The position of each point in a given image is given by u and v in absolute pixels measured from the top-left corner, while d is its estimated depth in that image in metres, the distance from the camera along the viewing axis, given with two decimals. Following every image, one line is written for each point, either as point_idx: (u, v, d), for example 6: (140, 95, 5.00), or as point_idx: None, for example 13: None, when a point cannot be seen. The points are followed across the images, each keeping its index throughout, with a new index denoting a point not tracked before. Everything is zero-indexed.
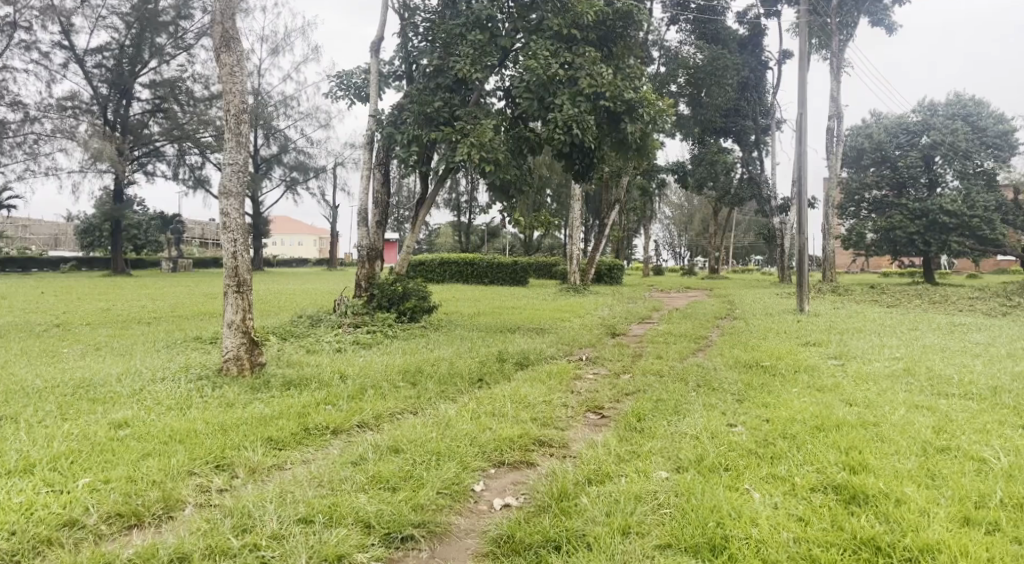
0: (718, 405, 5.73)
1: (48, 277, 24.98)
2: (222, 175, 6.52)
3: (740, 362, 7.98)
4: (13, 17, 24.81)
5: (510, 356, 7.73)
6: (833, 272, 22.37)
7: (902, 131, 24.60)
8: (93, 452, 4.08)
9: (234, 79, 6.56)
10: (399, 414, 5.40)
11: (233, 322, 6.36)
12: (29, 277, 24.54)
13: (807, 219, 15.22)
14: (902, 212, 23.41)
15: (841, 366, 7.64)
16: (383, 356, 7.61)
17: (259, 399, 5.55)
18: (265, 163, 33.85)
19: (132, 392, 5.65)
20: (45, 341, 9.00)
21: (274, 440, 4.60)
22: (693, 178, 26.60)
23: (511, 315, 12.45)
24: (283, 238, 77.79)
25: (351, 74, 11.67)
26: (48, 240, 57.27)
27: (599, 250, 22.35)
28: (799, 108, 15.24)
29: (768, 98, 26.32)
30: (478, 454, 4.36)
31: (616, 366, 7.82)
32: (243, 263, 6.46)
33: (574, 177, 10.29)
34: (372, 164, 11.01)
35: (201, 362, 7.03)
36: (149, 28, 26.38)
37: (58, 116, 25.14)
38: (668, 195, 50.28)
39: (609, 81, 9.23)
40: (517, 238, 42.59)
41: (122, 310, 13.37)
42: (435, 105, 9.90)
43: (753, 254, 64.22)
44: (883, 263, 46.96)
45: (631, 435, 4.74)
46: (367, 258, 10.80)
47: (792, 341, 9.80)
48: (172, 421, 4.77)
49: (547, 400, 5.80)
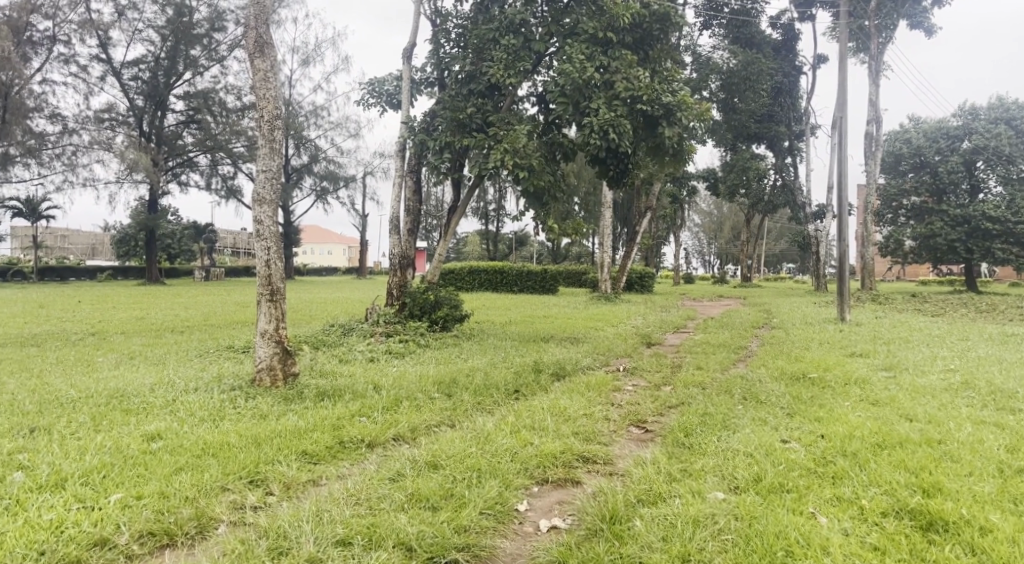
0: (768, 419, 5.46)
1: (85, 286, 25.46)
2: (256, 184, 6.44)
3: (786, 374, 7.67)
4: (52, 31, 25.42)
5: (547, 366, 7.53)
6: (872, 280, 21.78)
7: (942, 136, 23.76)
8: (124, 466, 3.96)
9: (267, 85, 6.46)
10: (435, 427, 5.22)
11: (266, 331, 6.26)
12: (66, 286, 25.00)
13: (847, 227, 14.84)
14: (943, 218, 22.79)
15: (892, 378, 7.31)
16: (417, 367, 7.45)
17: (292, 410, 5.43)
18: (296, 173, 34.13)
19: (164, 402, 5.56)
20: (81, 350, 9.01)
21: (308, 455, 4.45)
22: (725, 185, 26.19)
23: (543, 324, 12.25)
24: (314, 247, 78.63)
25: (382, 81, 11.60)
26: (85, 250, 58.63)
27: (631, 258, 22.07)
28: (839, 111, 14.85)
29: (801, 103, 25.82)
30: (519, 470, 4.16)
31: (656, 377, 7.57)
32: (277, 271, 6.36)
33: (609, 184, 10.05)
34: (404, 172, 10.92)
35: (234, 372, 6.93)
36: (184, 40, 26.80)
37: (96, 128, 25.85)
38: (697, 203, 49.78)
39: (646, 85, 9.05)
40: (545, 247, 42.51)
41: (155, 318, 13.47)
42: (468, 111, 9.80)
43: (785, 263, 63.14)
44: (921, 271, 45.93)
45: (680, 452, 4.51)
46: (398, 266, 10.66)
47: (837, 352, 9.46)
48: (205, 433, 4.66)
49: (588, 412, 5.59)
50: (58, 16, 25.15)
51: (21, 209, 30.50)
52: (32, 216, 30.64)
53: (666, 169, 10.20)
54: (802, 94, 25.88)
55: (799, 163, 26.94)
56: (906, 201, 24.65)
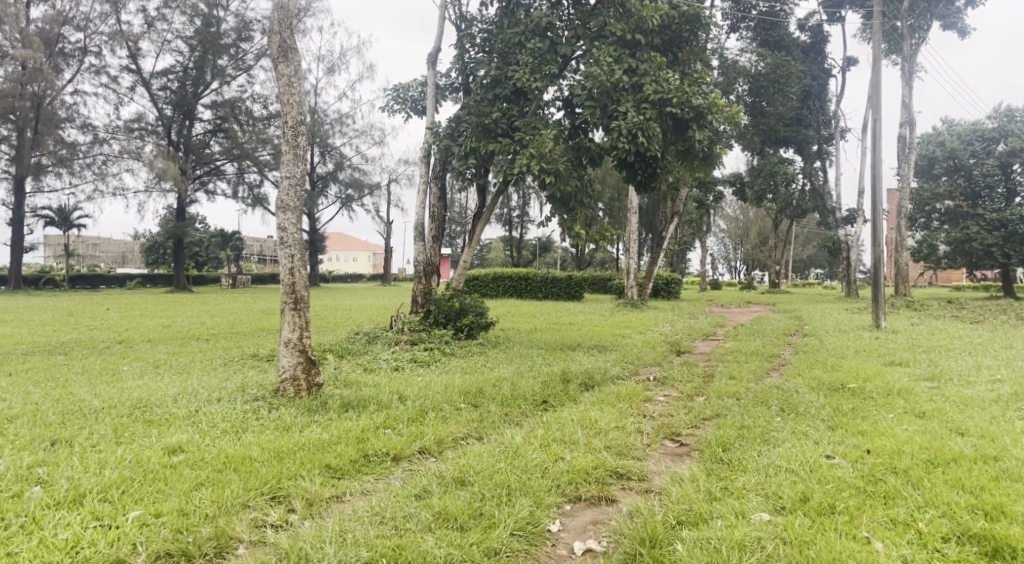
0: (809, 432, 5.20)
1: (115, 294, 25.88)
2: (279, 191, 6.34)
3: (823, 384, 7.39)
4: (83, 43, 25.82)
5: (575, 376, 7.32)
6: (906, 285, 21.24)
7: (977, 139, 23.14)
8: (144, 481, 3.85)
9: (291, 90, 6.37)
10: (463, 440, 5.05)
11: (290, 340, 6.15)
12: (97, 294, 25.40)
13: (882, 232, 14.44)
14: (979, 221, 22.14)
15: (937, 389, 7.00)
16: (442, 376, 7.29)
17: (316, 422, 5.29)
18: (321, 180, 34.33)
19: (187, 413, 5.46)
20: (107, 359, 9.01)
21: (332, 469, 4.32)
22: (752, 190, 25.77)
23: (570, 332, 12.03)
24: (339, 254, 79.17)
25: (407, 87, 11.51)
26: (116, 258, 59.66)
27: (657, 264, 21.76)
28: (873, 113, 14.48)
29: (831, 106, 25.36)
30: (551, 487, 3.98)
31: (688, 387, 7.33)
32: (300, 279, 6.26)
33: (637, 189, 9.83)
34: (429, 178, 10.81)
35: (258, 382, 6.83)
36: (212, 50, 27.13)
37: (126, 137, 26.43)
38: (723, 208, 49.28)
39: (676, 87, 8.84)
40: (569, 253, 42.32)
41: (181, 325, 13.52)
42: (493, 116, 9.67)
43: (814, 267, 62.19)
44: (955, 277, 44.90)
45: (719, 468, 4.28)
46: (423, 273, 10.53)
47: (874, 361, 9.11)
48: (227, 446, 4.54)
49: (619, 425, 5.40)
50: (89, 28, 25.57)
51: (53, 219, 31.02)
52: (64, 225, 31.14)
53: (696, 173, 9.97)
54: (831, 97, 25.43)
55: (828, 167, 26.46)
56: (940, 205, 24.01)
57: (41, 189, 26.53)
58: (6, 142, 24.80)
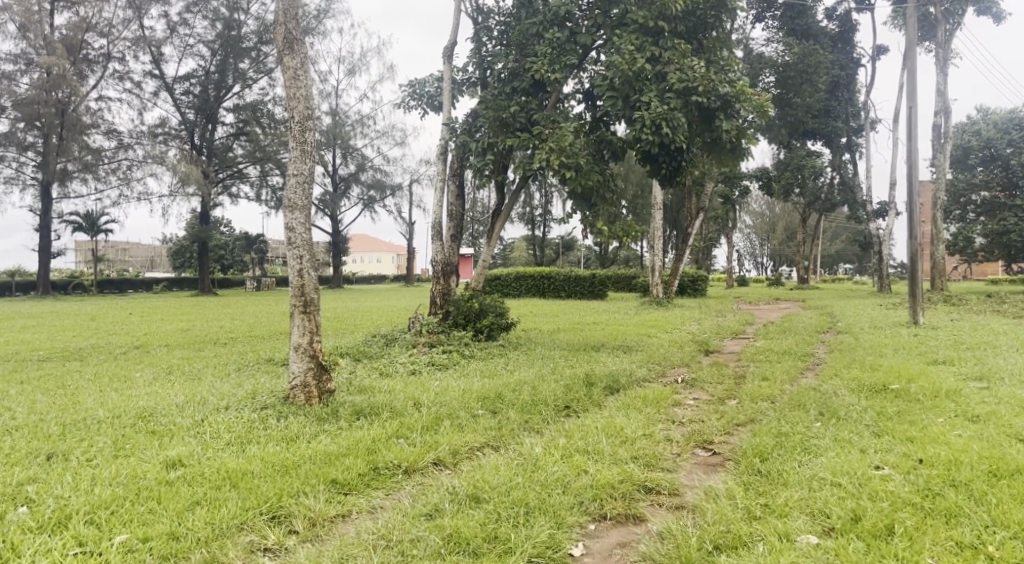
0: (853, 438, 4.78)
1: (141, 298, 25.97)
2: (287, 189, 6.11)
3: (864, 385, 6.95)
4: (107, 49, 25.98)
5: (598, 379, 6.97)
6: (944, 280, 20.48)
7: (1015, 127, 22.51)
8: (136, 500, 3.64)
9: (298, 83, 6.13)
10: (478, 450, 4.73)
11: (300, 345, 5.89)
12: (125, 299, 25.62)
13: (918, 225, 13.90)
14: (1017, 212, 21.24)
15: (986, 389, 6.53)
16: (461, 380, 6.97)
17: (324, 432, 5.02)
18: (343, 182, 34.24)
19: (192, 424, 5.22)
20: (123, 365, 8.87)
21: (338, 484, 4.04)
22: (779, 184, 25.19)
23: (595, 332, 11.67)
24: (363, 255, 79.46)
25: (423, 83, 11.24)
26: (144, 263, 60.37)
27: (683, 261, 21.23)
28: (908, 101, 13.91)
29: (861, 97, 24.60)
30: (573, 505, 3.65)
31: (719, 390, 6.95)
32: (310, 281, 5.99)
33: (661, 183, 9.41)
34: (446, 175, 10.52)
35: (269, 388, 6.60)
36: (233, 53, 27.20)
37: (150, 142, 26.50)
38: (748, 203, 48.53)
39: (703, 74, 8.46)
40: (592, 251, 41.87)
41: (200, 329, 13.41)
42: (511, 110, 9.35)
43: (842, 262, 60.98)
44: (989, 271, 43.69)
45: (757, 482, 3.90)
46: (441, 274, 10.22)
47: (915, 359, 8.61)
48: (230, 459, 4.31)
49: (647, 432, 5.05)
50: (112, 33, 25.77)
51: (81, 224, 31.32)
52: (91, 230, 31.41)
53: (723, 166, 9.56)
54: (860, 87, 24.67)
55: (858, 160, 25.76)
56: (975, 196, 23.13)
57: (67, 195, 26.74)
58: (32, 148, 25.03)
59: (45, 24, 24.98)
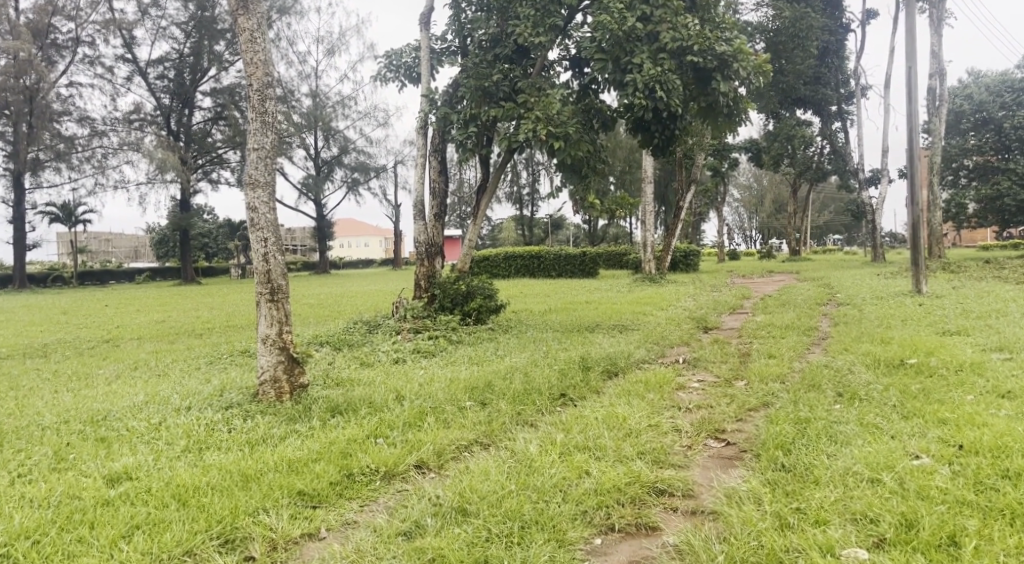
0: (881, 423, 4.31)
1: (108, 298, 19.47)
2: (247, 165, 5.54)
3: (879, 360, 6.49)
4: (75, 33, 24.99)
5: (595, 362, 6.48)
6: (941, 248, 20.06)
7: (1006, 90, 22.15)
8: (64, 527, 3.17)
9: (255, 47, 5.53)
10: (467, 450, 4.23)
11: (267, 337, 5.37)
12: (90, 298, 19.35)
13: (919, 192, 13.45)
14: (1010, 176, 20.71)
15: (1008, 361, 6.10)
16: (448, 369, 6.45)
17: (294, 434, 4.51)
18: (326, 165, 33.46)
19: (146, 428, 4.68)
20: (87, 360, 8.30)
21: (305, 497, 3.53)
22: (769, 155, 24.74)
23: (588, 312, 11.17)
24: (350, 240, 78.71)
25: (400, 53, 10.60)
26: (129, 253, 59.74)
27: (675, 236, 20.68)
28: (907, 62, 13.40)
29: (850, 63, 23.93)
30: (574, 515, 3.20)
31: (725, 370, 6.47)
32: (277, 266, 5.44)
33: (654, 153, 9.02)
34: (427, 151, 9.89)
35: (240, 383, 6.06)
36: (207, 34, 26.21)
37: (125, 128, 25.60)
38: (737, 177, 48.21)
39: (697, 32, 7.89)
40: (581, 229, 41.46)
41: (175, 321, 12.81)
42: (494, 78, 8.76)
43: (832, 234, 60.81)
44: (978, 239, 43.67)
45: (784, 479, 3.43)
46: (425, 255, 9.57)
47: (925, 331, 8.16)
48: (182, 469, 3.79)
49: (653, 423, 4.55)
50: (80, 17, 24.70)
51: (58, 214, 30.50)
52: (69, 220, 30.62)
53: (719, 134, 9.02)
54: (850, 53, 24.04)
55: (848, 127, 25.27)
56: (967, 161, 22.72)
57: (41, 184, 25.88)
58: (1, 137, 24.12)
59: (10, 8, 23.97)
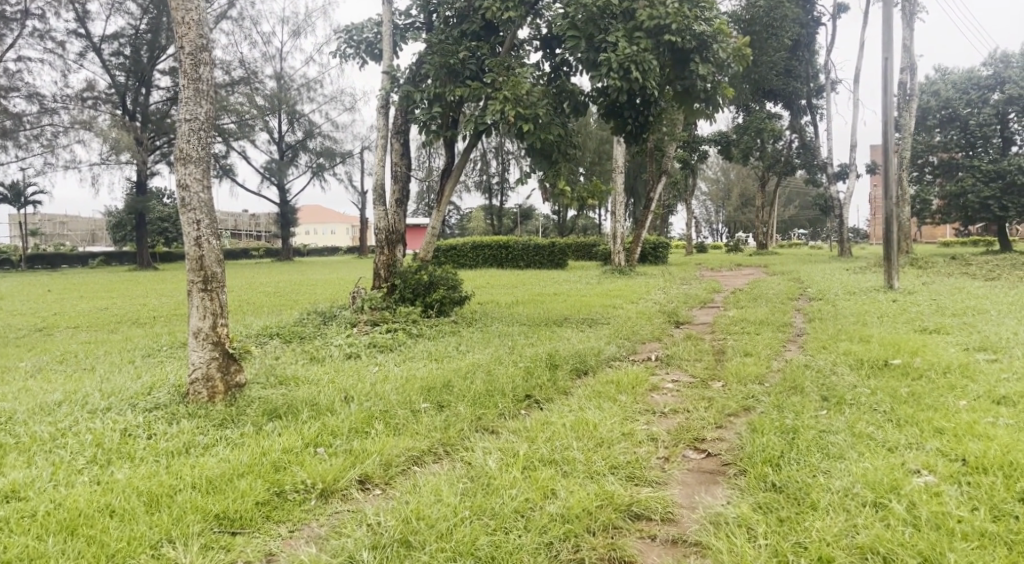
0: (874, 432, 3.92)
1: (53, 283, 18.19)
2: (177, 138, 4.94)
3: (861, 359, 6.14)
4: (24, 5, 23.65)
5: (563, 360, 6.02)
6: (909, 243, 20.03)
7: (972, 87, 21.73)
8: None
9: (188, 5, 4.91)
10: (418, 462, 3.73)
11: (200, 330, 4.79)
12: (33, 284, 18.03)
13: (892, 186, 13.23)
14: (974, 173, 20.76)
15: (993, 363, 5.79)
16: (403, 366, 5.91)
17: (223, 442, 3.97)
18: (290, 149, 32.48)
19: (52, 433, 4.11)
20: (11, 351, 7.59)
21: (224, 521, 3.03)
22: (739, 148, 24.57)
23: (556, 304, 10.69)
24: (315, 227, 77.36)
25: (360, 28, 9.96)
26: (86, 237, 57.72)
27: (645, 228, 20.33)
28: (883, 54, 13.16)
29: (821, 58, 23.80)
30: (537, 550, 2.81)
31: (700, 368, 6.08)
32: (211, 253, 4.86)
33: (627, 140, 8.58)
34: (389, 132, 9.28)
35: (171, 380, 5.45)
36: (165, 11, 25.07)
37: (77, 107, 24.27)
38: (704, 169, 48.26)
39: (675, 10, 7.36)
40: (549, 219, 41.08)
41: (120, 308, 12.00)
42: (460, 56, 8.19)
43: (797, 228, 61.54)
44: (938, 235, 44.33)
45: (776, 503, 3.04)
46: (384, 242, 8.99)
47: (903, 328, 7.87)
48: (81, 487, 3.26)
49: (627, 431, 4.11)
50: None
51: (5, 195, 29.11)
52: (17, 201, 29.29)
53: (692, 122, 8.58)
54: (821, 48, 23.92)
55: (818, 121, 25.22)
56: (933, 157, 22.79)
57: None
58: None
59: None
